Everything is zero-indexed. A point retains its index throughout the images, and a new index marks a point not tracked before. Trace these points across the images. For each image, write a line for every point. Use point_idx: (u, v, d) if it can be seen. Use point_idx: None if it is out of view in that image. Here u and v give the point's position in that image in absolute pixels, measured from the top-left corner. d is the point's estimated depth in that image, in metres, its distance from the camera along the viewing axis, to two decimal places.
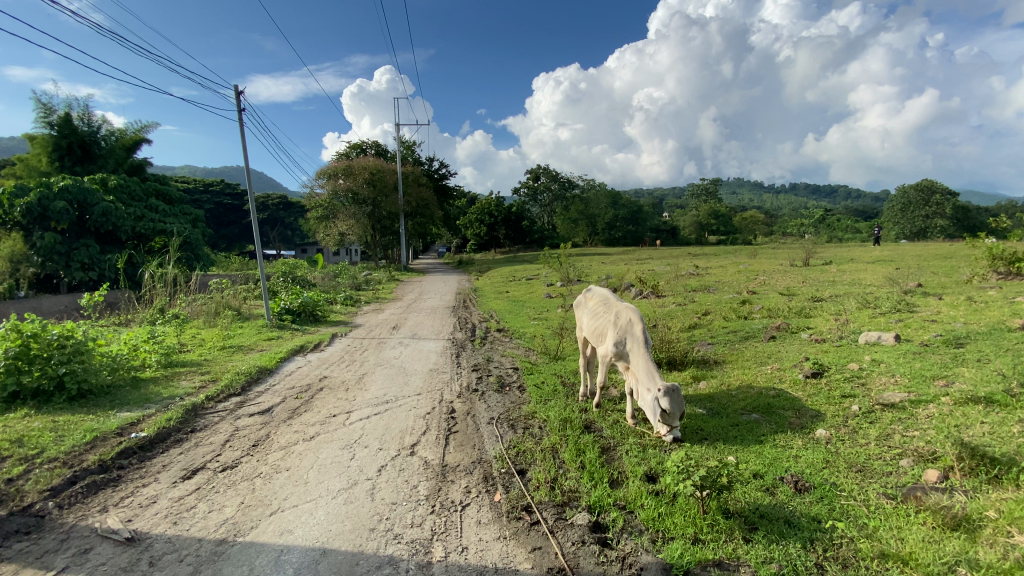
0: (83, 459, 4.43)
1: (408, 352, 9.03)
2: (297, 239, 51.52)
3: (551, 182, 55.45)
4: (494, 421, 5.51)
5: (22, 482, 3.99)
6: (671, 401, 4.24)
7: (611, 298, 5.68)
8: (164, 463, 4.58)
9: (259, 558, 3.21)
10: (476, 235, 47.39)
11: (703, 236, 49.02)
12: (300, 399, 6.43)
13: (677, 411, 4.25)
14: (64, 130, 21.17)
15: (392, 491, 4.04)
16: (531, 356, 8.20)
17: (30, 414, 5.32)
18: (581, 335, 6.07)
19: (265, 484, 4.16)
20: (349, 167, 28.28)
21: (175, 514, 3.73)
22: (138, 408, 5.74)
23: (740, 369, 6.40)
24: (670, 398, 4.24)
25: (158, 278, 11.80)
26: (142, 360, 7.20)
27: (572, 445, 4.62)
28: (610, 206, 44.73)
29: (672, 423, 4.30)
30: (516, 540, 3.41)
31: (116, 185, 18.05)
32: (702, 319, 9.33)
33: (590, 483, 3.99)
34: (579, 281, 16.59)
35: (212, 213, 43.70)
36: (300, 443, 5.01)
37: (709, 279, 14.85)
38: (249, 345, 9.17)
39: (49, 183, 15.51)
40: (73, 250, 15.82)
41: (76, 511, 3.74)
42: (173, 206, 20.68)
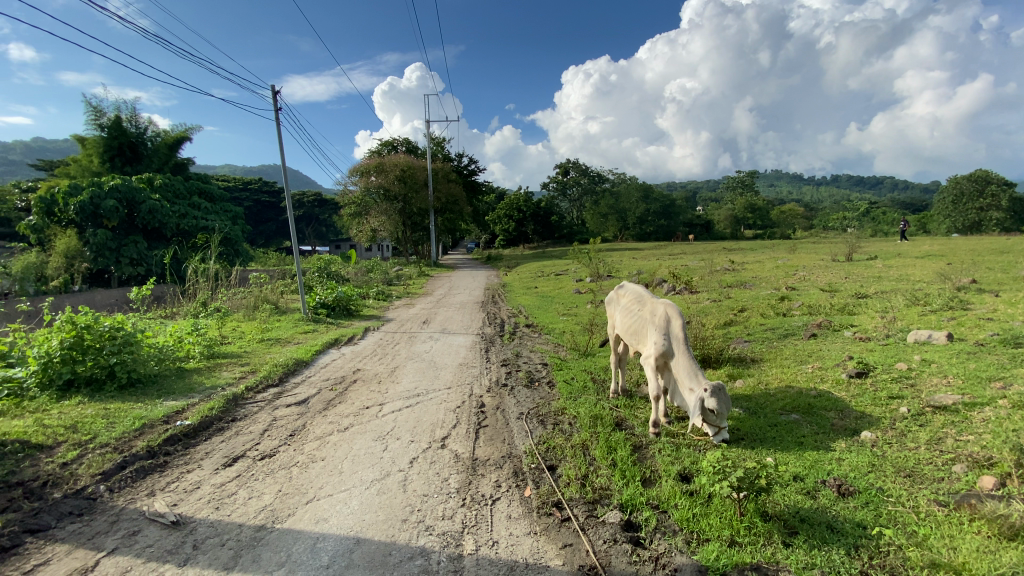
0: (132, 445, 4.67)
1: (438, 346, 9.13)
2: (331, 236, 52.89)
3: (581, 177, 54.87)
4: (524, 416, 5.50)
5: (77, 466, 4.23)
6: (717, 402, 4.12)
7: (645, 295, 5.55)
8: (207, 451, 4.77)
9: (296, 545, 3.29)
10: (505, 230, 47.50)
11: (738, 230, 47.64)
12: (334, 391, 6.58)
13: (724, 412, 4.12)
14: (114, 131, 22.24)
15: (424, 483, 4.09)
16: (561, 351, 8.15)
17: (83, 401, 5.63)
18: (613, 333, 5.96)
19: (301, 473, 4.27)
20: (381, 165, 28.75)
21: (218, 499, 3.87)
22: (182, 397, 6.00)
23: (779, 367, 6.19)
24: (717, 398, 4.11)
25: (201, 272, 12.28)
26: (186, 351, 7.53)
27: (603, 442, 4.56)
28: (642, 200, 43.98)
29: (718, 423, 4.18)
30: (547, 536, 3.39)
31: (161, 184, 18.85)
32: (739, 316, 9.06)
33: (622, 481, 3.93)
34: (609, 277, 16.34)
35: (251, 211, 45.35)
36: (335, 433, 5.14)
37: (745, 275, 14.39)
38: (286, 338, 9.45)
39: (100, 183, 16.45)
40: (123, 246, 16.63)
41: (126, 495, 3.94)
42: (214, 204, 21.50)
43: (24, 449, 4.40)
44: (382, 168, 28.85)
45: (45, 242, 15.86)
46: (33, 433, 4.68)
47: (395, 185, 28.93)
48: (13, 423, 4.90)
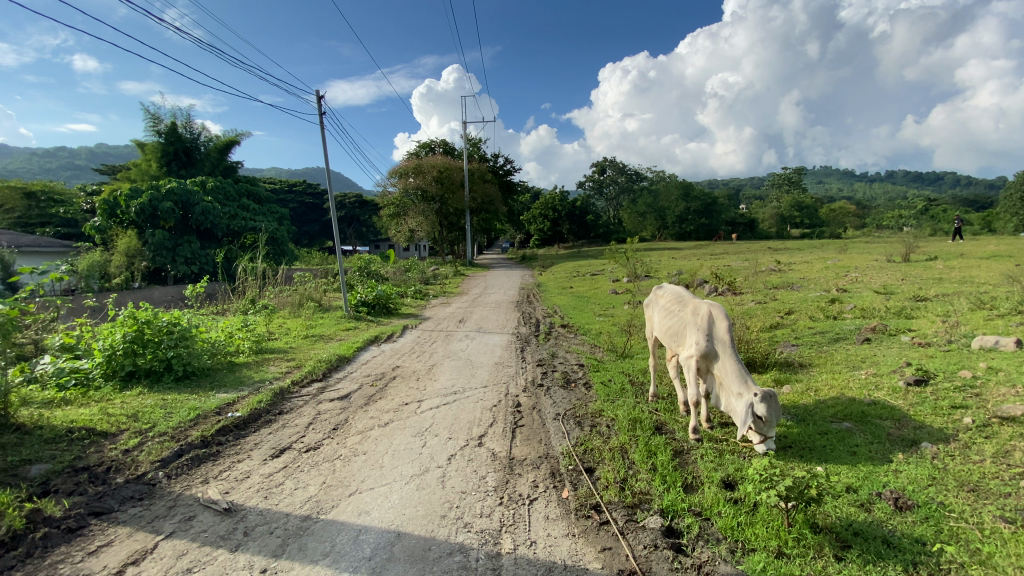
0: (188, 434, 4.92)
1: (475, 345, 9.21)
2: (371, 235, 54.25)
3: (618, 175, 54.17)
4: (561, 417, 5.47)
5: (138, 453, 4.50)
6: (767, 409, 3.94)
7: (686, 295, 5.40)
8: (256, 442, 4.97)
9: (340, 536, 3.39)
10: (540, 230, 47.45)
11: (784, 229, 45.83)
12: (375, 386, 6.75)
13: (773, 420, 3.95)
14: (171, 137, 23.54)
15: (462, 480, 4.13)
16: (598, 352, 8.08)
17: (143, 391, 5.99)
18: (652, 336, 5.84)
19: (344, 466, 4.40)
20: (419, 166, 29.27)
21: (266, 489, 4.03)
22: (233, 389, 6.29)
23: (830, 373, 5.91)
24: (767, 405, 3.94)
25: (250, 271, 12.84)
26: (237, 346, 7.89)
27: (642, 445, 4.48)
28: (681, 199, 42.95)
29: (766, 432, 4.01)
30: (586, 538, 3.35)
31: (213, 186, 19.80)
32: (785, 319, 8.71)
33: (663, 486, 3.85)
34: (647, 277, 16.03)
35: (296, 212, 47.10)
36: (376, 428, 5.26)
37: (792, 276, 13.83)
38: (329, 335, 9.77)
39: (159, 187, 17.47)
40: (179, 246, 17.59)
41: (182, 481, 4.16)
42: (261, 205, 22.45)
43: (91, 436, 4.71)
44: (420, 170, 29.36)
45: (109, 242, 16.95)
46: (100, 421, 5.01)
47: (432, 185, 29.40)
48: (81, 411, 5.26)
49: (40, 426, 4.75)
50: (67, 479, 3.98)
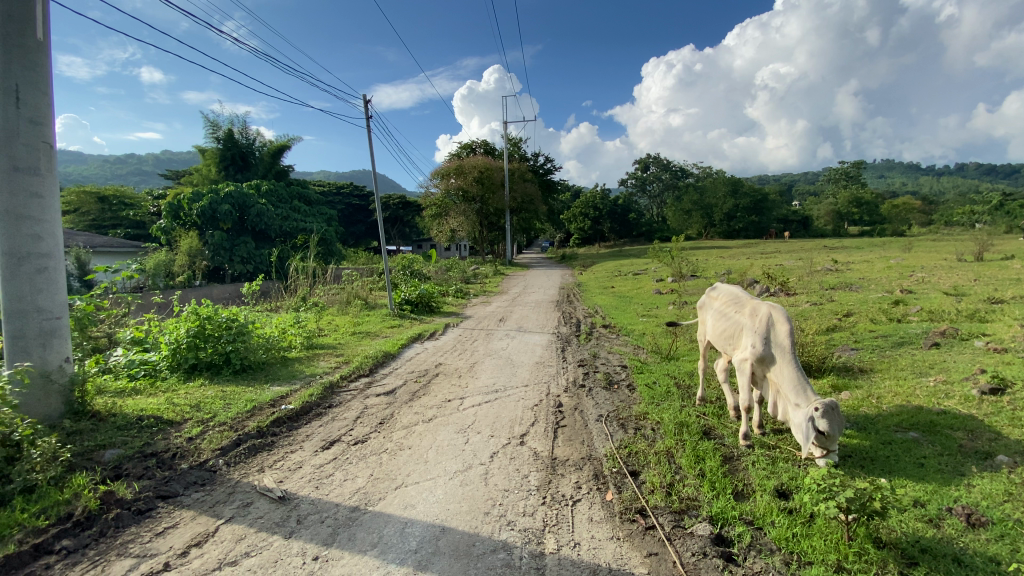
0: (245, 425, 5.18)
1: (515, 344, 9.23)
2: (414, 235, 55.53)
3: (662, 172, 52.95)
4: (603, 419, 5.39)
5: (201, 441, 4.77)
6: (830, 423, 3.65)
7: (743, 296, 5.13)
8: (308, 433, 5.18)
9: (387, 528, 3.47)
10: (580, 229, 47.09)
11: (841, 227, 43.45)
12: (419, 382, 6.90)
13: (836, 434, 3.66)
14: (228, 143, 24.89)
15: (505, 478, 4.14)
16: (641, 354, 7.92)
17: (204, 382, 6.36)
18: (706, 339, 5.61)
19: (390, 459, 4.51)
20: (460, 167, 29.67)
21: (317, 479, 4.19)
22: (286, 383, 6.58)
23: (893, 379, 5.56)
24: (829, 419, 3.65)
25: (301, 270, 13.41)
26: (289, 342, 8.25)
27: (689, 450, 4.36)
28: (729, 195, 41.56)
29: (829, 447, 3.74)
30: (631, 542, 3.29)
31: (267, 189, 20.78)
32: (843, 321, 8.26)
33: (712, 493, 3.73)
34: (693, 277, 15.58)
35: (343, 213, 48.75)
36: (420, 423, 5.37)
37: (850, 276, 13.09)
38: (374, 331, 10.05)
39: (218, 190, 18.52)
40: (236, 246, 18.56)
41: (240, 469, 4.38)
42: (310, 207, 23.38)
43: (159, 424, 5.04)
44: (461, 170, 29.76)
45: (173, 242, 18.07)
46: (166, 410, 5.35)
47: (473, 185, 29.73)
48: (149, 400, 5.64)
49: (113, 414, 5.12)
50: (137, 464, 4.27)
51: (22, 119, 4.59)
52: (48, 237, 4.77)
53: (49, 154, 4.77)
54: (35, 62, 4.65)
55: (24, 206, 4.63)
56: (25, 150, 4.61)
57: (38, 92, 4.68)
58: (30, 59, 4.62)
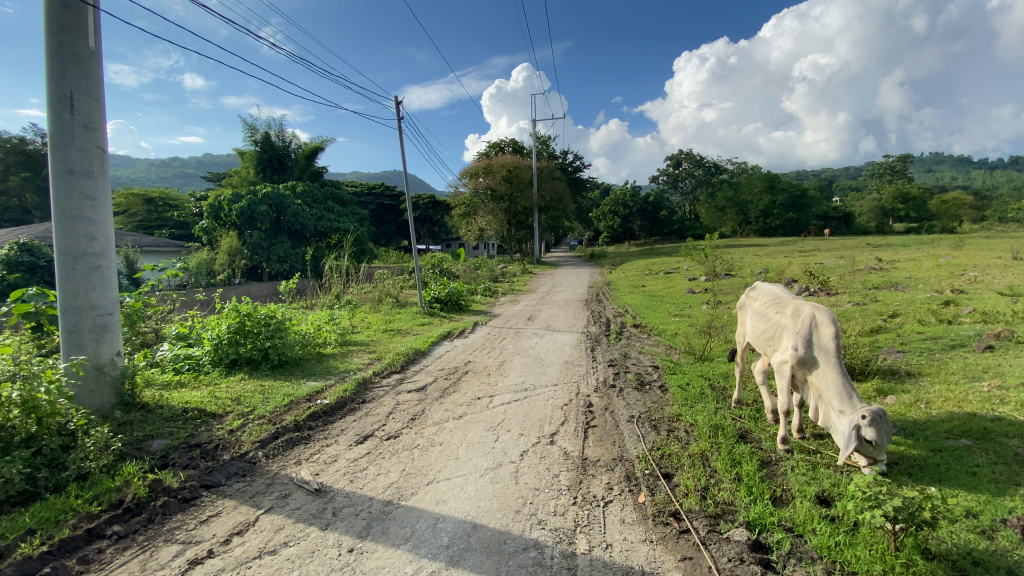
0: (283, 418, 5.35)
1: (544, 343, 9.21)
2: (443, 234, 56.13)
3: (695, 168, 51.75)
4: (635, 420, 5.32)
5: (242, 434, 4.95)
6: (877, 431, 3.50)
7: (785, 296, 4.95)
8: (342, 428, 5.30)
9: (419, 522, 3.52)
10: (610, 227, 46.64)
11: (886, 223, 41.57)
12: (449, 380, 6.97)
13: (884, 444, 3.50)
14: (266, 146, 25.72)
15: (535, 476, 4.14)
16: (674, 354, 7.77)
17: (244, 377, 6.59)
18: (744, 339, 5.45)
19: (422, 455, 4.57)
20: (489, 165, 29.81)
21: (351, 473, 4.28)
22: (321, 378, 6.76)
23: (943, 384, 5.28)
24: (876, 428, 3.50)
25: (335, 269, 13.74)
26: (324, 339, 8.47)
27: (725, 453, 4.26)
28: (766, 191, 40.38)
29: (875, 455, 3.59)
30: (664, 546, 3.24)
31: (302, 190, 21.35)
32: (888, 322, 7.90)
33: (749, 498, 3.63)
34: (727, 276, 15.20)
35: (374, 213, 49.70)
36: (451, 420, 5.42)
37: (897, 276, 12.49)
38: (405, 329, 10.21)
39: (256, 192, 19.17)
40: (273, 245, 19.16)
41: (278, 461, 4.53)
42: (343, 207, 23.92)
43: (202, 417, 5.25)
44: (490, 169, 29.90)
45: (214, 241, 18.76)
46: (209, 403, 5.58)
47: (501, 184, 29.82)
48: (193, 393, 5.88)
49: (160, 406, 5.37)
50: (182, 454, 4.46)
51: (77, 125, 4.85)
52: (101, 237, 5.03)
53: (101, 158, 5.03)
54: (87, 70, 4.90)
55: (79, 207, 4.89)
56: (80, 155, 4.88)
57: (91, 100, 4.94)
58: (84, 68, 4.88)
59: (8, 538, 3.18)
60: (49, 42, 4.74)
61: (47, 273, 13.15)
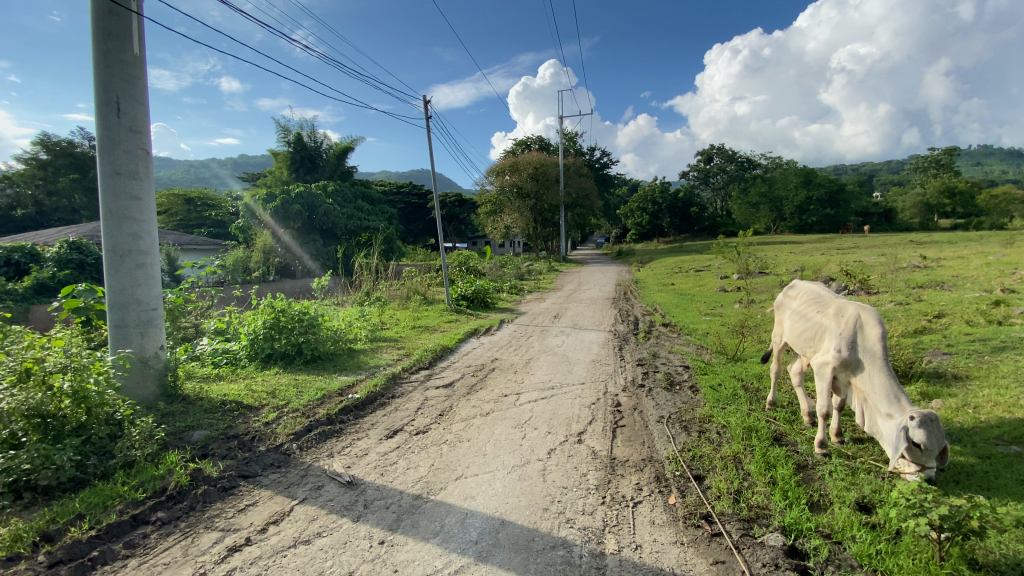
0: (316, 412, 5.49)
1: (570, 341, 9.16)
2: (470, 232, 56.50)
3: (727, 164, 50.50)
4: (665, 420, 5.24)
5: (277, 426, 5.10)
6: (926, 436, 3.35)
7: (826, 296, 4.77)
8: (372, 422, 5.41)
9: (448, 517, 3.56)
10: (638, 224, 46.06)
11: (931, 219, 39.67)
12: (476, 376, 7.02)
13: (934, 449, 3.34)
14: (298, 146, 26.39)
15: (563, 475, 4.13)
16: (705, 354, 7.62)
17: (279, 371, 6.80)
18: (782, 340, 5.28)
19: (450, 451, 4.62)
20: (515, 163, 29.83)
21: (382, 466, 4.37)
22: (352, 373, 6.90)
23: (994, 388, 5.01)
24: (926, 432, 3.34)
25: (365, 266, 14.02)
26: (355, 335, 8.65)
27: (759, 456, 4.15)
28: (802, 187, 39.14)
29: (924, 461, 3.43)
30: (696, 549, 3.18)
31: (333, 189, 21.82)
32: (933, 323, 7.55)
33: (784, 502, 3.53)
34: (761, 274, 14.81)
35: (402, 211, 50.40)
36: (478, 417, 5.46)
37: (943, 274, 11.94)
38: (433, 326, 10.33)
39: (290, 191, 19.71)
40: (305, 243, 19.64)
41: (311, 454, 4.65)
42: (373, 206, 24.35)
43: (239, 409, 5.44)
44: (516, 167, 29.91)
45: (249, 239, 19.36)
46: (246, 396, 5.77)
47: (528, 182, 29.79)
48: (231, 386, 6.10)
49: (200, 398, 5.58)
50: (222, 444, 4.63)
51: (124, 128, 5.07)
52: (145, 236, 5.25)
53: (145, 160, 5.25)
54: (132, 75, 5.12)
55: (125, 207, 5.12)
56: (126, 157, 5.10)
57: (135, 103, 5.15)
58: (128, 72, 5.09)
59: (60, 522, 3.37)
60: (98, 49, 4.97)
61: (95, 270, 13.83)
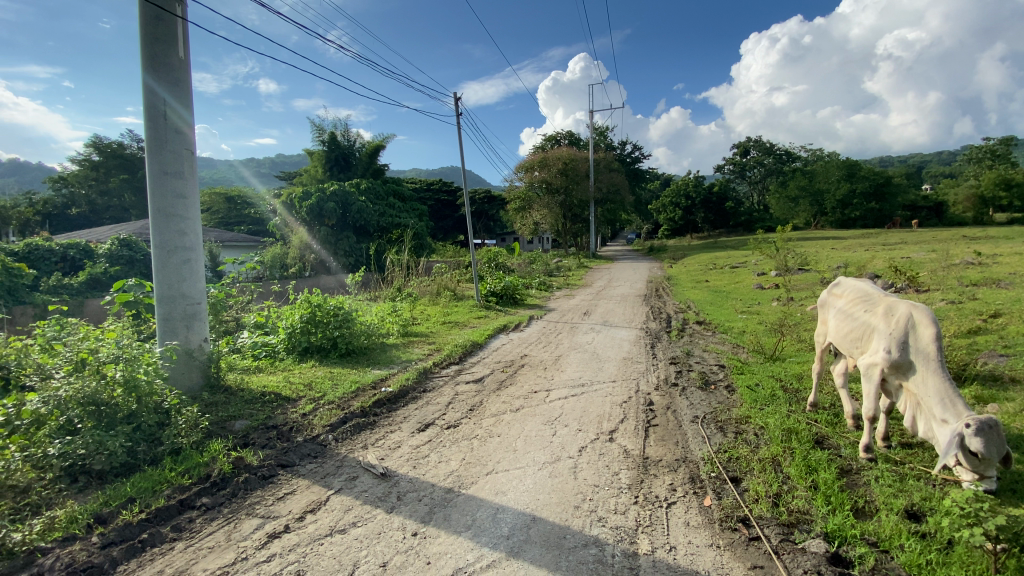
0: (351, 404, 5.62)
1: (601, 338, 9.07)
2: (499, 229, 56.71)
3: (764, 156, 48.85)
4: (699, 420, 5.13)
5: (314, 417, 5.24)
6: (984, 443, 3.16)
7: (874, 294, 4.55)
8: (405, 415, 5.50)
9: (480, 511, 3.59)
10: (670, 219, 45.29)
11: (988, 212, 37.43)
12: (506, 372, 7.04)
13: (994, 457, 3.15)
14: (332, 145, 27.02)
15: (594, 473, 4.09)
16: (741, 353, 7.42)
17: (315, 364, 6.99)
18: (826, 340, 5.08)
19: (480, 446, 4.65)
20: (545, 159, 29.70)
21: (414, 459, 4.43)
22: (385, 367, 7.03)
23: None
24: (984, 440, 3.16)
25: (397, 263, 14.25)
26: (388, 330, 8.81)
27: (800, 459, 4.01)
28: (844, 180, 37.63)
29: (982, 470, 3.24)
30: (732, 552, 3.10)
31: (366, 187, 22.22)
32: (989, 322, 7.13)
33: (827, 508, 3.39)
34: (801, 271, 14.31)
35: (432, 208, 50.95)
36: (508, 413, 5.46)
37: (999, 271, 11.27)
38: (463, 322, 10.40)
39: (325, 189, 20.18)
40: (340, 240, 20.02)
41: (346, 445, 4.76)
42: (404, 203, 24.71)
43: (278, 400, 5.62)
44: (546, 163, 29.78)
45: (286, 236, 19.93)
46: (284, 388, 5.95)
47: (557, 178, 29.63)
48: (271, 378, 6.31)
49: (241, 389, 5.79)
50: (261, 434, 4.79)
51: (169, 129, 5.29)
52: (190, 233, 5.47)
53: (190, 160, 5.46)
54: (178, 78, 5.33)
55: (171, 205, 5.34)
56: (172, 156, 5.32)
57: (181, 105, 5.36)
58: (174, 76, 5.30)
59: (113, 505, 3.55)
60: (145, 53, 5.19)
61: (143, 265, 14.53)
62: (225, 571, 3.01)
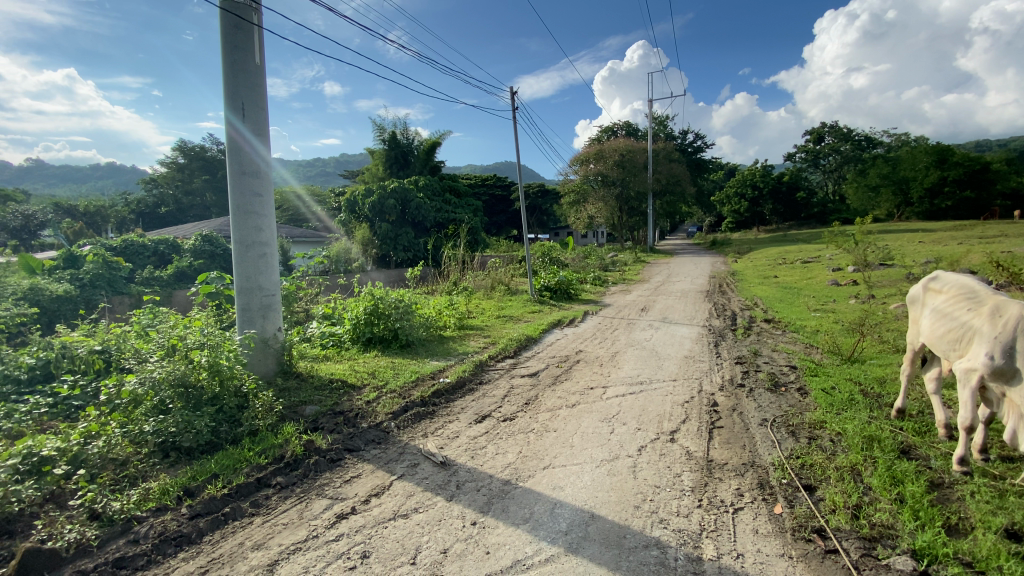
0: (411, 393, 5.80)
1: (659, 335, 8.82)
2: (552, 223, 56.55)
3: (841, 142, 45.28)
4: (768, 423, 4.87)
5: (377, 405, 5.47)
6: None
7: (978, 292, 4.12)
8: (463, 406, 5.60)
9: (538, 505, 3.60)
10: (734, 212, 43.26)
11: None
12: (561, 367, 7.01)
13: None
14: (392, 144, 27.95)
15: (655, 473, 3.99)
16: (814, 354, 6.96)
17: (377, 354, 7.27)
18: (917, 342, 4.66)
19: (537, 440, 4.66)
20: (601, 152, 29.18)
21: (472, 450, 4.51)
22: (443, 359, 7.21)
23: None
24: None
25: (454, 257, 14.52)
26: (445, 322, 9.02)
27: (883, 469, 3.71)
28: (935, 165, 34.33)
29: None
30: (806, 564, 2.93)
31: (424, 184, 22.75)
32: None
33: (915, 523, 3.12)
34: (883, 267, 13.24)
35: (488, 204, 51.53)
36: (564, 408, 5.44)
37: None
38: (517, 316, 10.46)
39: (385, 186, 20.93)
40: (399, 236, 20.65)
41: (408, 432, 4.93)
42: (460, 199, 25.16)
43: (344, 387, 5.90)
44: (602, 155, 29.25)
45: (349, 232, 20.88)
46: (350, 375, 6.25)
47: (614, 170, 29.04)
48: (337, 366, 6.64)
49: (310, 375, 6.13)
50: (329, 419, 5.05)
51: (247, 132, 5.64)
52: (266, 229, 5.81)
53: (265, 160, 5.79)
54: (254, 83, 5.67)
55: (249, 203, 5.71)
56: (249, 157, 5.68)
57: (257, 108, 5.70)
58: (251, 80, 5.65)
59: (199, 480, 3.87)
60: (227, 61, 5.56)
61: (222, 260, 15.72)
62: (298, 548, 3.20)
